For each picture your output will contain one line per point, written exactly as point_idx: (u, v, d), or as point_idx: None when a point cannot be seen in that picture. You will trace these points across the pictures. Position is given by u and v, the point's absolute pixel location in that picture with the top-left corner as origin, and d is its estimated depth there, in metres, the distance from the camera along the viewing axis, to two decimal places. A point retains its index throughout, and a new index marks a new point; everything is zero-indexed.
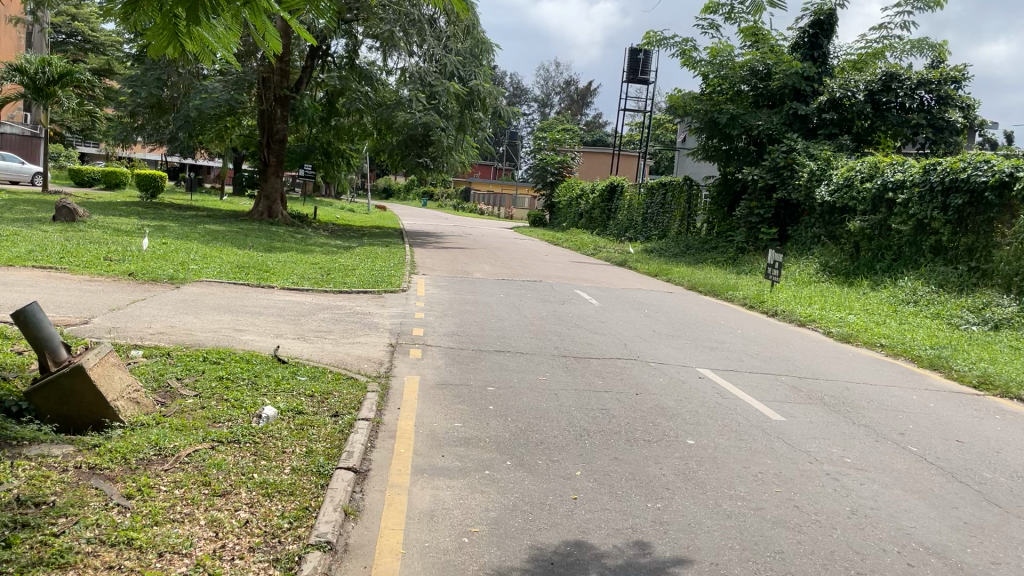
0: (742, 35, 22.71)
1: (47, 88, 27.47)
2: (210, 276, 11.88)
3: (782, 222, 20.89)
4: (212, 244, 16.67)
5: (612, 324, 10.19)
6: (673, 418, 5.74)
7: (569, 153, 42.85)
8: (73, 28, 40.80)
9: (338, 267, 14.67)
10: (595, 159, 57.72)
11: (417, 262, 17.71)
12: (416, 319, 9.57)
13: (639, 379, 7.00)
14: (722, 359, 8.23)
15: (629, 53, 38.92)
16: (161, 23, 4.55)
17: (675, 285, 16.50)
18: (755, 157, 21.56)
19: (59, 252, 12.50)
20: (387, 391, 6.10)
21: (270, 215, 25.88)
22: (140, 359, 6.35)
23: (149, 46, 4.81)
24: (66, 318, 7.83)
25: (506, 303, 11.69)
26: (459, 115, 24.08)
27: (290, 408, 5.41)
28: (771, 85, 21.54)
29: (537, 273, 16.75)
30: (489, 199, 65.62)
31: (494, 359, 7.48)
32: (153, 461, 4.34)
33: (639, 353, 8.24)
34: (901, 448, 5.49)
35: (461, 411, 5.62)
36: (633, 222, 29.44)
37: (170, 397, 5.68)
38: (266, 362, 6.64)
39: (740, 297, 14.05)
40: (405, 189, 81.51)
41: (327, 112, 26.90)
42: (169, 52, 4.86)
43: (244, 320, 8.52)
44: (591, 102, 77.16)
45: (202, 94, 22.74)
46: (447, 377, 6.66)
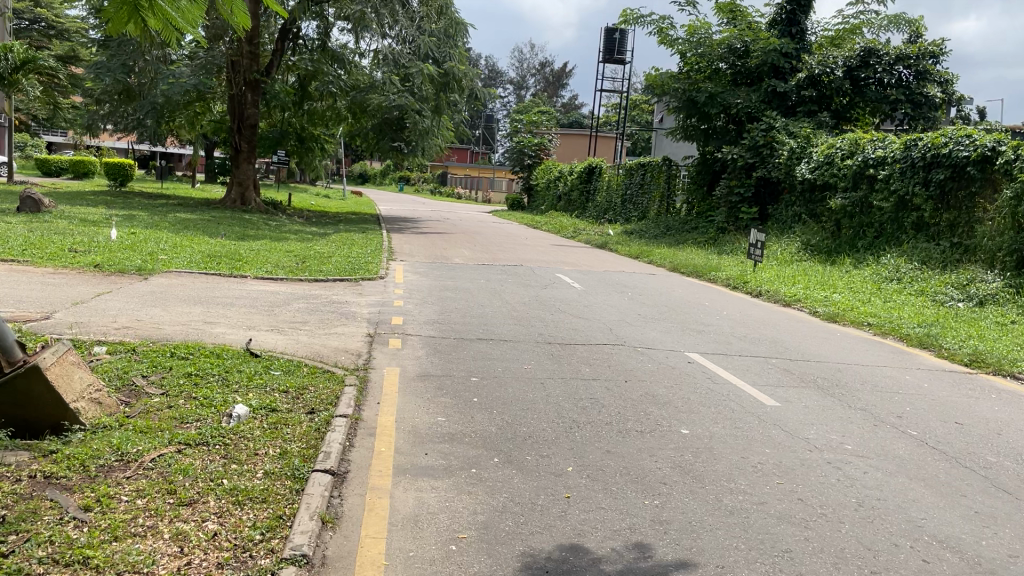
0: (719, 13, 22.56)
1: (11, 76, 26.67)
2: (181, 266, 11.50)
3: (762, 201, 20.73)
4: (184, 233, 16.23)
5: (595, 308, 9.95)
6: (665, 407, 5.51)
7: (546, 135, 42.49)
8: (37, 14, 39.83)
9: (313, 254, 14.32)
10: (572, 141, 57.35)
11: (395, 248, 17.40)
12: (395, 308, 9.28)
13: (628, 365, 6.77)
14: (711, 343, 8.01)
15: (605, 32, 38.55)
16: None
17: (657, 266, 16.29)
18: (734, 137, 21.44)
19: (22, 244, 12.06)
20: (366, 385, 5.81)
21: (243, 202, 25.30)
22: (104, 357, 6.02)
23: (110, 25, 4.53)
24: (26, 313, 7.46)
25: (487, 289, 11.40)
26: (434, 98, 23.67)
27: (263, 405, 5.13)
28: (749, 63, 21.36)
29: (517, 257, 16.49)
30: (466, 182, 65.14)
31: (476, 347, 7.22)
32: (114, 468, 4.04)
33: (625, 338, 8.01)
34: (901, 432, 5.29)
35: (444, 404, 5.36)
36: (613, 203, 29.20)
37: (135, 396, 5.37)
38: (237, 356, 6.32)
39: (723, 278, 13.86)
40: (382, 174, 80.87)
41: (300, 96, 26.42)
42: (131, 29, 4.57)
43: (215, 312, 8.19)
44: (566, 83, 76.74)
45: (170, 79, 22.12)
46: (428, 368, 6.39)
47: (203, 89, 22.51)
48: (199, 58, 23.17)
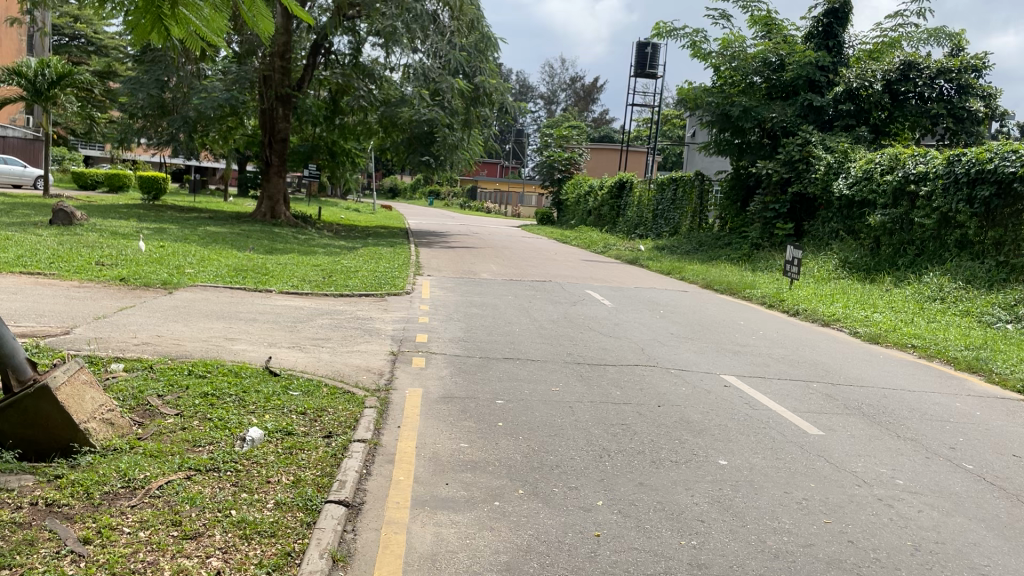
0: (754, 26, 22.24)
1: (48, 91, 27.03)
2: (206, 280, 11.37)
3: (798, 217, 20.33)
4: (212, 246, 16.19)
5: (626, 326, 9.66)
6: (701, 435, 5.21)
7: (576, 150, 42.28)
8: (78, 30, 40.56)
9: (341, 269, 14.19)
10: (603, 155, 57.09)
11: (423, 262, 17.24)
12: (420, 324, 9.07)
13: (660, 388, 6.48)
14: (748, 365, 7.68)
15: (636, 46, 38.35)
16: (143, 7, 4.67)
17: (689, 283, 15.95)
18: (769, 151, 21.09)
19: (50, 257, 12.04)
20: (387, 407, 5.58)
21: (273, 216, 25.30)
22: (120, 375, 5.85)
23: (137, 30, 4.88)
24: (46, 328, 7.34)
25: (515, 305, 11.16)
26: (464, 112, 23.59)
27: (279, 429, 4.91)
28: (784, 76, 21.03)
29: (546, 273, 16.23)
30: (496, 197, 65.14)
31: (503, 368, 6.96)
32: (119, 496, 3.83)
33: (658, 358, 7.71)
34: (955, 466, 4.94)
35: (468, 429, 5.12)
36: (643, 218, 28.87)
37: (149, 417, 5.18)
38: (256, 375, 6.12)
39: (758, 296, 13.48)
40: (412, 188, 81.22)
41: (331, 111, 26.50)
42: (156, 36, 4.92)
43: (237, 328, 8.02)
44: (597, 98, 76.56)
45: (203, 94, 22.18)
46: (453, 389, 6.14)
47: (234, 103, 22.53)
48: (232, 72, 23.24)
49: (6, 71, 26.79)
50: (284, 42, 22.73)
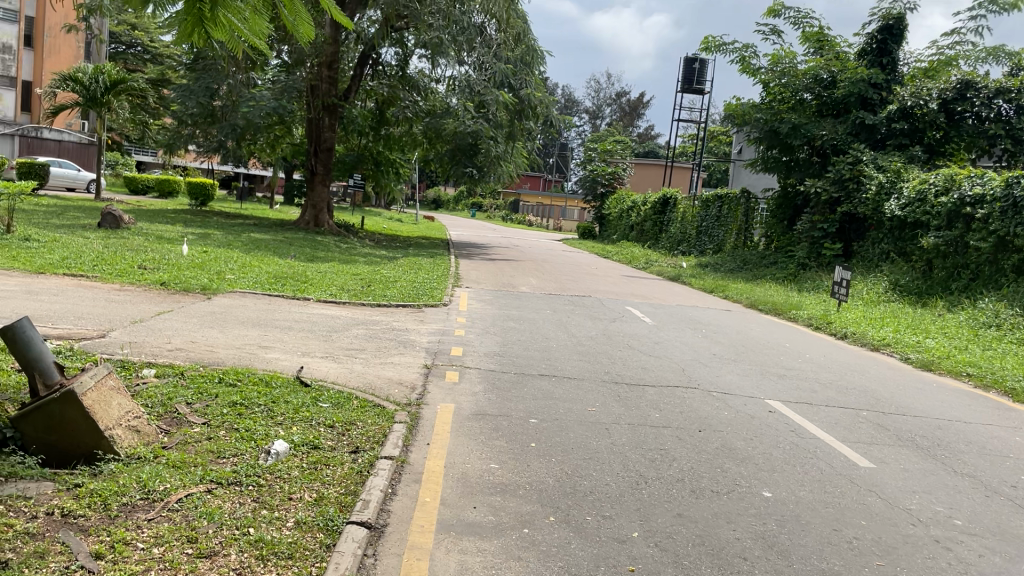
0: (806, 42, 21.87)
1: (102, 97, 27.59)
2: (245, 286, 11.38)
3: (848, 237, 19.82)
4: (254, 253, 16.27)
5: (667, 345, 9.40)
6: (745, 463, 4.97)
7: (621, 164, 41.98)
8: (135, 37, 41.46)
9: (379, 278, 14.13)
10: (647, 171, 56.69)
11: (462, 274, 17.14)
12: (456, 337, 8.92)
13: (701, 411, 6.23)
14: (793, 390, 7.38)
15: (684, 62, 38.03)
16: (186, 8, 4.59)
17: (733, 302, 15.62)
18: (818, 169, 20.67)
19: (94, 260, 12.16)
20: (417, 423, 5.41)
21: (316, 224, 25.43)
22: (150, 380, 5.78)
23: (180, 32, 4.82)
24: (82, 330, 7.32)
25: (553, 320, 10.96)
26: (509, 124, 23.52)
27: (305, 442, 4.77)
28: (835, 93, 20.62)
29: (586, 288, 16.02)
30: (538, 210, 65.04)
31: (538, 385, 6.76)
32: (136, 508, 3.71)
33: (699, 380, 7.46)
34: (1016, 507, 4.62)
35: (499, 448, 4.94)
36: (687, 235, 28.47)
37: (176, 425, 5.09)
38: (286, 385, 6.00)
39: (805, 317, 13.11)
40: (455, 200, 81.57)
41: (377, 121, 26.65)
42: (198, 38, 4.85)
43: (272, 336, 7.94)
44: (643, 113, 76.17)
45: (251, 102, 22.39)
46: (485, 406, 5.95)
47: (282, 112, 22.69)
48: (280, 81, 23.48)
49: (62, 77, 27.41)
50: (332, 51, 22.90)
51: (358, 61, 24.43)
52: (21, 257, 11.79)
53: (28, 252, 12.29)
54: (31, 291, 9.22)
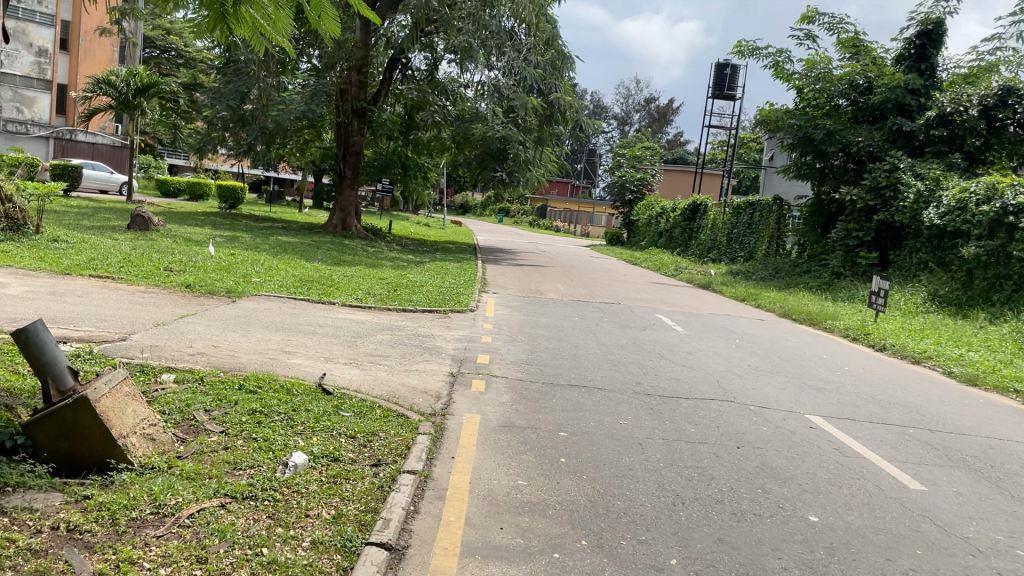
0: (841, 47, 21.46)
1: (134, 100, 27.79)
2: (271, 289, 11.25)
3: (883, 245, 19.28)
4: (281, 256, 16.20)
5: (700, 355, 9.12)
6: (788, 485, 4.69)
7: (650, 170, 41.60)
8: (168, 41, 41.85)
9: (406, 283, 13.96)
10: (677, 177, 56.24)
11: (489, 279, 16.93)
12: (482, 344, 8.70)
13: (739, 426, 5.96)
14: (835, 405, 7.08)
15: (715, 67, 37.63)
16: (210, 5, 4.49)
17: (767, 311, 15.26)
18: (853, 176, 20.25)
19: (121, 261, 12.11)
20: (441, 434, 5.19)
21: (344, 228, 25.35)
22: (169, 386, 5.62)
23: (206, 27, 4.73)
24: (103, 333, 7.19)
25: (582, 328, 10.71)
26: (538, 129, 23.32)
27: (325, 453, 4.57)
28: (871, 99, 20.17)
29: (615, 295, 15.74)
30: (565, 215, 64.72)
31: (568, 396, 6.52)
32: (145, 524, 3.52)
33: (735, 392, 7.19)
34: None
35: (527, 464, 4.70)
36: (717, 242, 28.05)
37: (193, 433, 4.91)
38: (307, 393, 5.81)
39: (841, 327, 12.74)
40: (482, 206, 81.51)
41: (406, 126, 26.58)
42: (223, 34, 4.77)
43: (295, 341, 7.77)
44: (672, 119, 75.63)
45: (280, 106, 22.40)
46: (513, 417, 5.72)
47: (311, 116, 22.67)
48: (310, 85, 23.51)
49: (95, 80, 27.65)
50: (362, 56, 22.86)
51: (387, 65, 24.38)
52: (48, 257, 11.78)
53: (56, 253, 12.27)
54: (55, 292, 9.13)
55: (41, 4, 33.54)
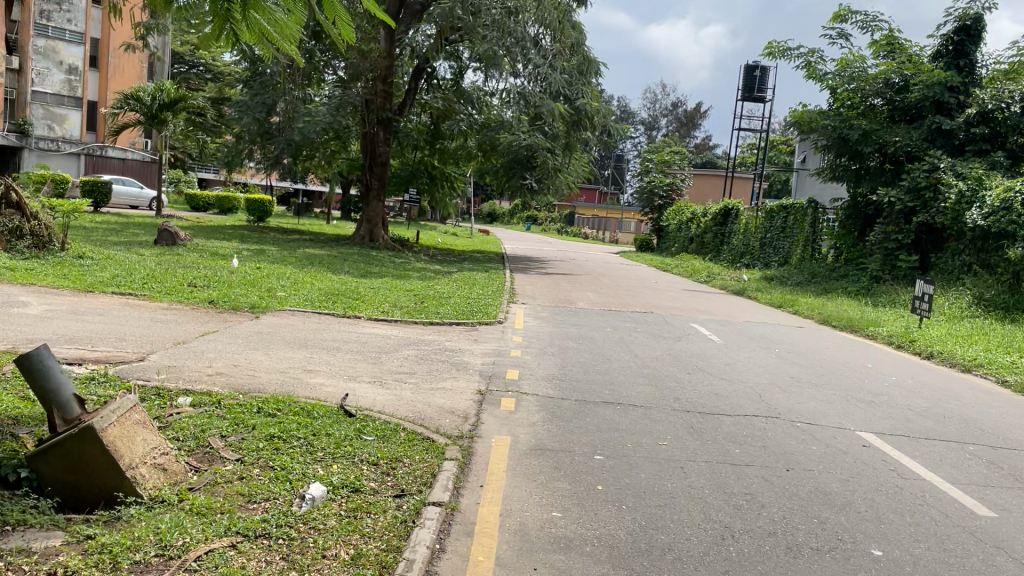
0: (875, 46, 20.94)
1: (160, 114, 27.89)
2: (295, 304, 11.05)
3: (924, 248, 18.82)
4: (308, 269, 16.04)
5: (740, 367, 8.73)
6: (846, 514, 4.32)
7: (678, 175, 41.12)
8: (196, 56, 42.16)
9: (433, 294, 13.70)
10: (706, 182, 55.61)
11: (518, 289, 16.63)
12: (512, 358, 8.38)
13: (787, 446, 5.60)
14: (888, 420, 6.66)
15: (744, 69, 37.09)
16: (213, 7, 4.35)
17: (805, 318, 14.78)
18: (891, 177, 19.73)
19: (145, 278, 11.98)
20: (469, 460, 4.87)
21: (372, 239, 25.14)
22: (184, 411, 5.37)
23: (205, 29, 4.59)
24: (120, 353, 6.99)
25: (614, 339, 10.34)
26: (565, 136, 23.01)
27: (345, 483, 4.27)
28: (908, 98, 19.65)
29: (647, 303, 15.35)
30: (594, 222, 64.25)
31: (602, 414, 6.18)
32: (148, 569, 3.25)
33: (779, 407, 6.80)
34: None
35: (560, 492, 4.38)
36: (750, 247, 27.45)
37: (207, 462, 4.65)
38: (328, 415, 5.51)
39: (885, 334, 12.26)
40: (509, 214, 81.25)
41: (431, 135, 26.34)
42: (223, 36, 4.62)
43: (318, 358, 7.51)
44: (700, 123, 74.97)
45: (307, 117, 22.31)
46: (545, 439, 5.41)
47: (337, 127, 22.56)
48: (335, 97, 23.28)
49: (123, 96, 27.79)
50: (387, 66, 22.73)
51: (413, 74, 24.24)
52: (73, 274, 11.71)
53: (81, 270, 12.18)
54: (76, 311, 8.98)
55: (71, 22, 33.91)
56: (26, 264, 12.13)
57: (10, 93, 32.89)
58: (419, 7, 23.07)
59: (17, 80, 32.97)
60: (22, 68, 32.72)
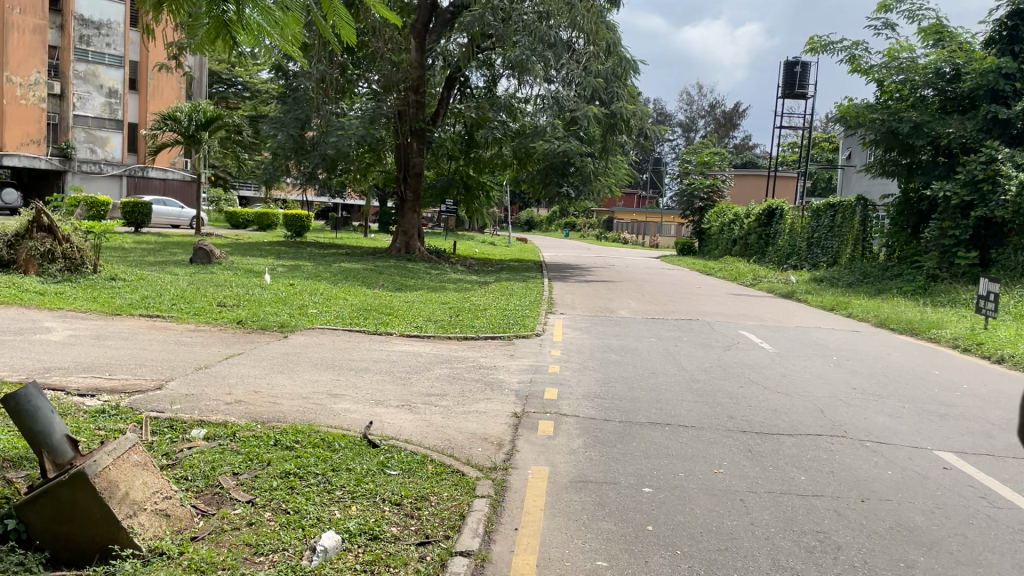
0: (923, 34, 20.10)
1: (197, 134, 27.95)
2: (325, 321, 10.67)
3: (984, 243, 17.91)
4: (341, 284, 15.70)
5: (797, 378, 8.10)
6: (937, 557, 3.75)
7: (719, 176, 40.19)
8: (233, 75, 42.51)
9: (469, 307, 13.26)
10: (747, 182, 54.54)
11: (557, 298, 16.13)
12: (551, 375, 7.87)
13: (858, 471, 5.03)
14: (967, 437, 6.01)
15: (784, 66, 36.18)
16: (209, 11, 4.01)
17: (861, 321, 14.04)
18: (945, 170, 18.91)
19: (173, 298, 11.71)
20: (503, 497, 4.38)
21: (408, 251, 24.71)
22: (196, 446, 4.97)
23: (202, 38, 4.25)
24: (138, 381, 6.63)
25: (659, 350, 9.77)
26: (602, 140, 22.45)
27: (363, 529, 3.83)
28: (960, 88, 18.83)
29: (692, 310, 14.71)
30: (633, 226, 63.40)
31: (649, 437, 5.65)
32: None
33: (845, 425, 6.22)
34: None
35: (604, 534, 3.89)
36: (797, 247, 26.55)
37: (216, 504, 4.21)
38: (351, 447, 5.08)
39: (949, 337, 11.51)
40: (547, 221, 80.74)
41: (466, 144, 25.90)
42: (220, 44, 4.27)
43: (344, 381, 7.07)
44: (738, 124, 73.87)
45: (339, 131, 22.04)
46: (588, 467, 4.91)
47: (370, 140, 22.27)
48: (368, 110, 23.01)
49: (160, 117, 27.82)
50: (419, 76, 22.50)
51: (446, 83, 23.92)
52: (103, 297, 11.49)
53: (111, 293, 11.97)
54: (101, 336, 8.69)
55: (110, 46, 34.40)
56: (57, 288, 11.95)
57: (53, 118, 33.34)
58: (451, 15, 22.81)
59: (59, 105, 33.48)
60: (64, 93, 33.28)
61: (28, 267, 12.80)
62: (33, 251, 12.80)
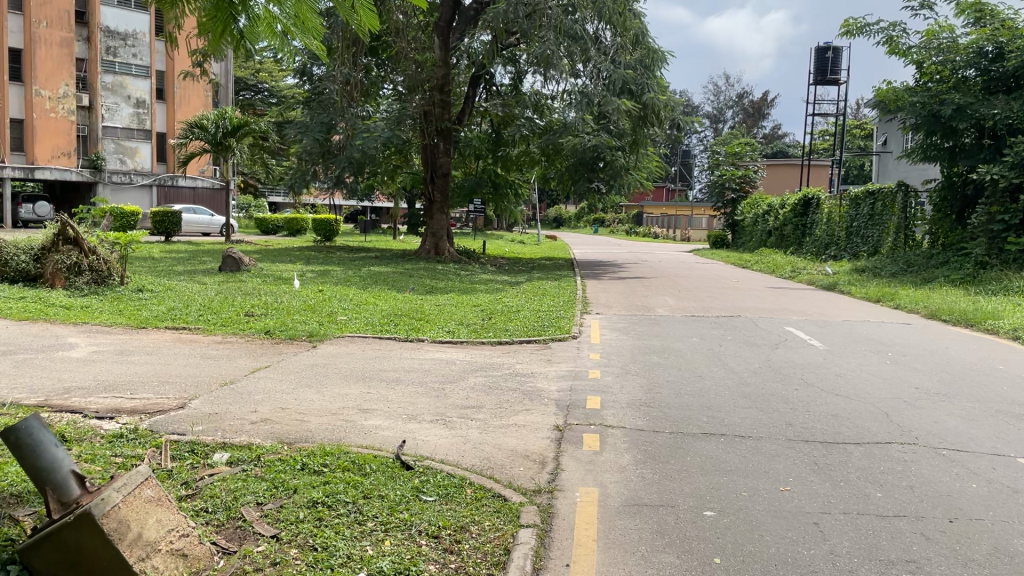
0: (964, 12, 19.34)
1: (224, 141, 27.84)
2: (356, 329, 10.35)
3: None
4: (371, 289, 15.38)
5: (855, 378, 7.60)
6: None
7: (751, 167, 39.39)
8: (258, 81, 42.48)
9: (501, 309, 12.88)
10: (780, 172, 53.54)
11: (591, 297, 15.68)
12: (591, 382, 7.45)
13: (939, 486, 4.56)
14: None
15: (815, 52, 35.33)
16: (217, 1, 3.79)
17: (910, 312, 13.45)
18: (991, 153, 18.19)
19: (200, 309, 11.45)
20: (550, 526, 3.98)
21: (437, 253, 24.22)
22: (218, 473, 4.63)
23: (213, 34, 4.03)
24: (161, 401, 6.31)
25: (702, 351, 9.29)
26: (631, 133, 21.97)
27: (397, 570, 3.45)
28: (1004, 67, 18.00)
29: (733, 305, 14.19)
30: (663, 219, 62.66)
31: (703, 450, 5.21)
32: None
33: (915, 430, 5.73)
34: None
35: (666, 570, 3.47)
36: (835, 237, 25.84)
37: (239, 541, 3.86)
38: (383, 470, 4.72)
39: (1009, 328, 10.92)
40: (576, 217, 80.11)
41: (492, 143, 25.47)
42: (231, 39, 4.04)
43: (375, 395, 6.71)
44: (767, 113, 72.72)
45: (365, 133, 21.79)
46: (639, 488, 4.49)
47: (396, 142, 21.96)
48: (394, 111, 22.72)
49: (186, 126, 27.75)
50: (443, 74, 22.16)
51: (470, 80, 23.54)
52: (129, 310, 11.24)
53: (138, 305, 11.74)
54: (124, 351, 8.41)
55: (136, 56, 34.41)
56: (83, 302, 11.73)
57: (82, 130, 33.54)
58: (474, 13, 22.42)
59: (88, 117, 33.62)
60: (92, 105, 33.39)
61: (55, 281, 12.65)
62: (59, 264, 12.65)
